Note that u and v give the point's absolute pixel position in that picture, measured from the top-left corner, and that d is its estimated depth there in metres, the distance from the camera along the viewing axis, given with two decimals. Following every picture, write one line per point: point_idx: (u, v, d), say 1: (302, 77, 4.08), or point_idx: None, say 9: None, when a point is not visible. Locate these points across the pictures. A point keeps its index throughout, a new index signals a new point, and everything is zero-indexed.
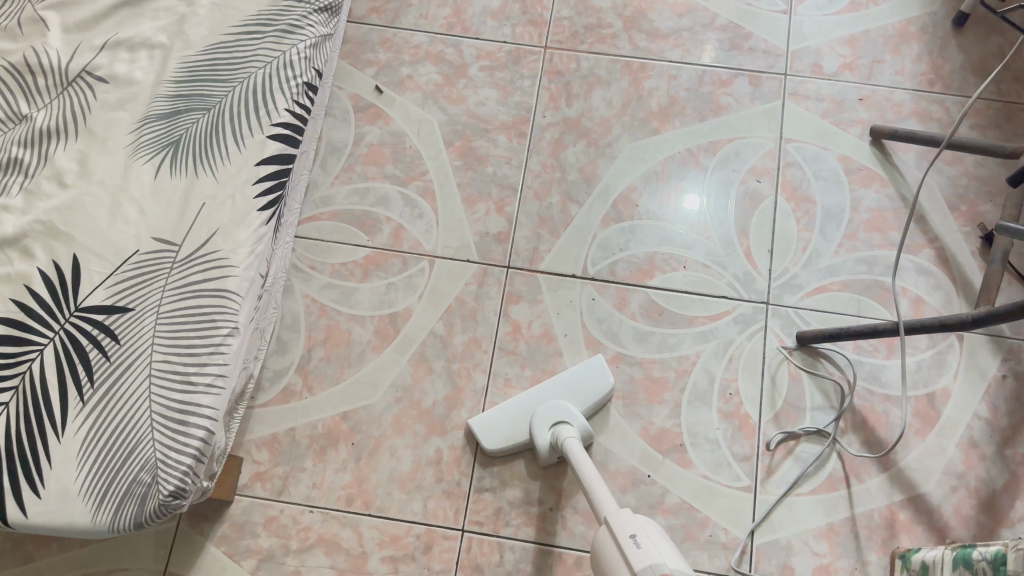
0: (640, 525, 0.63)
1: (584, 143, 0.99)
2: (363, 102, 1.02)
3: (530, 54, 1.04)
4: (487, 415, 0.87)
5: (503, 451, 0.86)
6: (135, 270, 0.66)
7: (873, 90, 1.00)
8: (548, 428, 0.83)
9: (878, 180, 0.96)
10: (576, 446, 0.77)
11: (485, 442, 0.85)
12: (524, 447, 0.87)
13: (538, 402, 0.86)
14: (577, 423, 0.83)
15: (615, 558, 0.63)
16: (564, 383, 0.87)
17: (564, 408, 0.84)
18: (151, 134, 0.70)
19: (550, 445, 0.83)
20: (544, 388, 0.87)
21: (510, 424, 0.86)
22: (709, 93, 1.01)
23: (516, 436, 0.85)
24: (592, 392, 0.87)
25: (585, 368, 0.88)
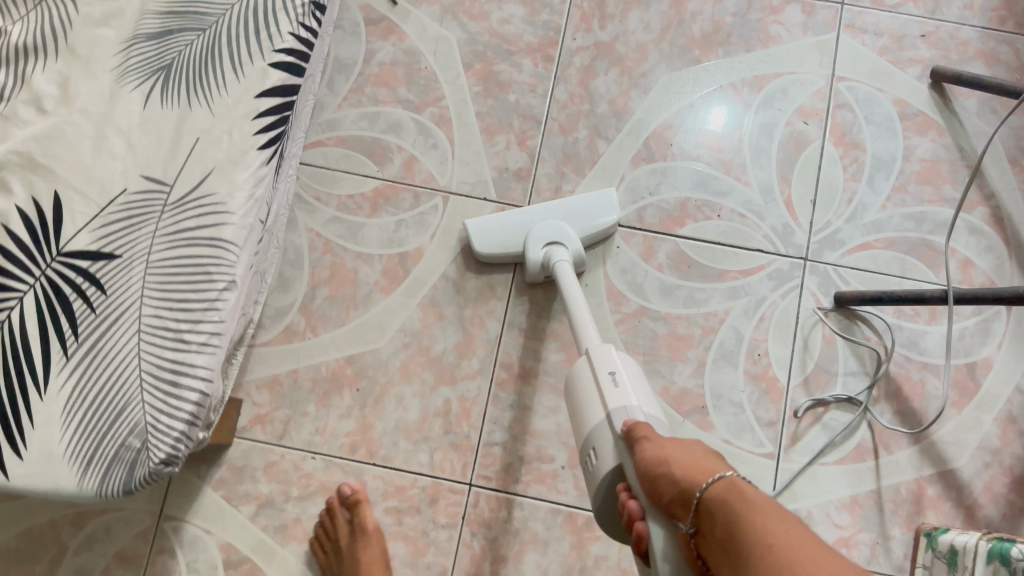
0: (621, 363, 0.64)
1: (616, 72, 0.91)
2: (375, 14, 0.92)
3: None
4: (484, 219, 0.84)
5: (494, 258, 0.85)
6: (121, 213, 0.59)
7: (937, 26, 0.90)
8: (542, 247, 0.81)
9: (934, 128, 0.88)
10: (567, 275, 0.76)
11: (477, 245, 0.84)
12: (515, 259, 0.85)
13: (537, 219, 0.84)
14: (572, 247, 0.82)
15: (588, 390, 0.64)
16: (568, 207, 0.84)
17: (562, 230, 0.82)
18: (139, 56, 0.62)
19: (541, 263, 0.81)
20: (546, 206, 0.84)
21: (504, 233, 0.84)
22: (757, 20, 0.91)
23: (509, 246, 0.83)
24: (596, 221, 0.84)
25: (591, 198, 0.85)
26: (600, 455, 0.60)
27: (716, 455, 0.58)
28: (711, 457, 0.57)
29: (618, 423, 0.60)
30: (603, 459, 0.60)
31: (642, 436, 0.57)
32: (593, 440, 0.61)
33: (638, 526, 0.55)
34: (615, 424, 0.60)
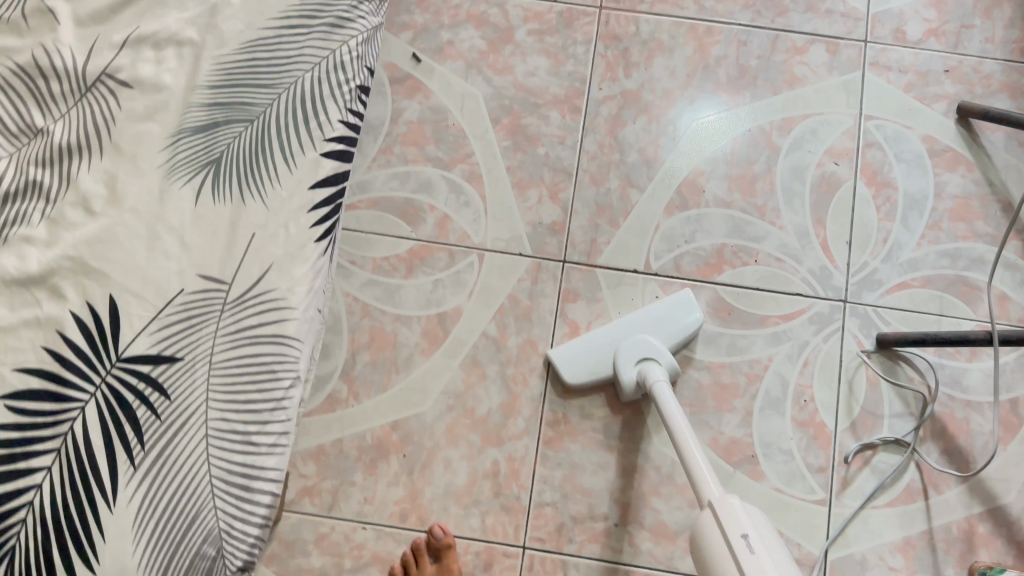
0: (750, 521, 0.55)
1: (644, 120, 0.91)
2: (399, 72, 0.92)
3: (583, 15, 0.93)
4: (568, 347, 0.83)
5: (585, 385, 0.83)
6: (180, 314, 0.58)
7: (960, 60, 0.91)
8: (634, 364, 0.79)
9: (963, 164, 0.89)
10: (663, 386, 0.73)
11: (566, 375, 0.82)
12: (606, 381, 0.83)
13: (623, 337, 0.82)
14: (664, 361, 0.79)
15: (719, 559, 0.55)
16: (650, 318, 0.83)
17: (651, 344, 0.80)
18: (187, 150, 0.61)
19: (635, 381, 0.79)
20: (626, 321, 0.83)
21: (592, 358, 0.82)
22: (781, 62, 0.91)
23: (599, 370, 0.82)
24: (681, 330, 0.83)
25: (670, 301, 0.84)
26: None
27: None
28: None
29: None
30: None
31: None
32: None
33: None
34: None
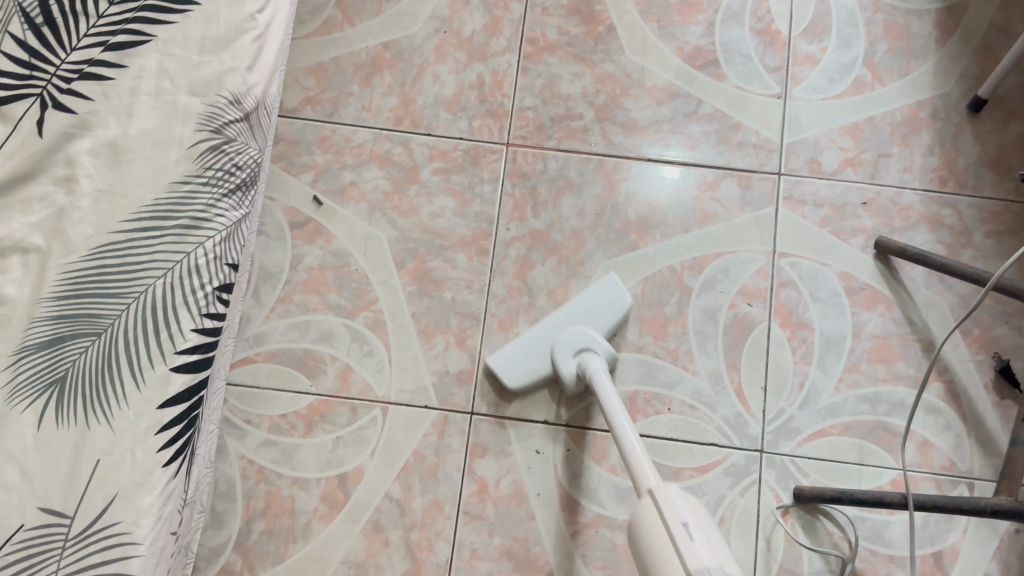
0: (687, 508, 0.53)
1: (554, 261, 0.88)
2: (300, 216, 0.89)
3: (489, 152, 0.91)
4: (503, 355, 0.82)
5: (524, 386, 0.83)
6: (18, 553, 0.53)
7: (878, 191, 0.88)
8: (573, 357, 0.79)
9: (882, 302, 0.86)
10: (603, 378, 0.72)
11: (506, 379, 0.82)
12: (546, 380, 0.83)
13: (557, 331, 0.81)
14: (601, 349, 0.79)
15: (663, 552, 0.52)
16: (582, 308, 0.82)
17: (585, 335, 0.79)
18: (30, 369, 0.56)
19: (577, 375, 0.78)
20: (557, 316, 0.82)
21: (528, 359, 0.81)
22: (692, 198, 0.89)
23: (537, 369, 0.81)
24: (609, 313, 0.82)
25: (598, 287, 0.83)
26: None
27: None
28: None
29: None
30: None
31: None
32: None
33: None
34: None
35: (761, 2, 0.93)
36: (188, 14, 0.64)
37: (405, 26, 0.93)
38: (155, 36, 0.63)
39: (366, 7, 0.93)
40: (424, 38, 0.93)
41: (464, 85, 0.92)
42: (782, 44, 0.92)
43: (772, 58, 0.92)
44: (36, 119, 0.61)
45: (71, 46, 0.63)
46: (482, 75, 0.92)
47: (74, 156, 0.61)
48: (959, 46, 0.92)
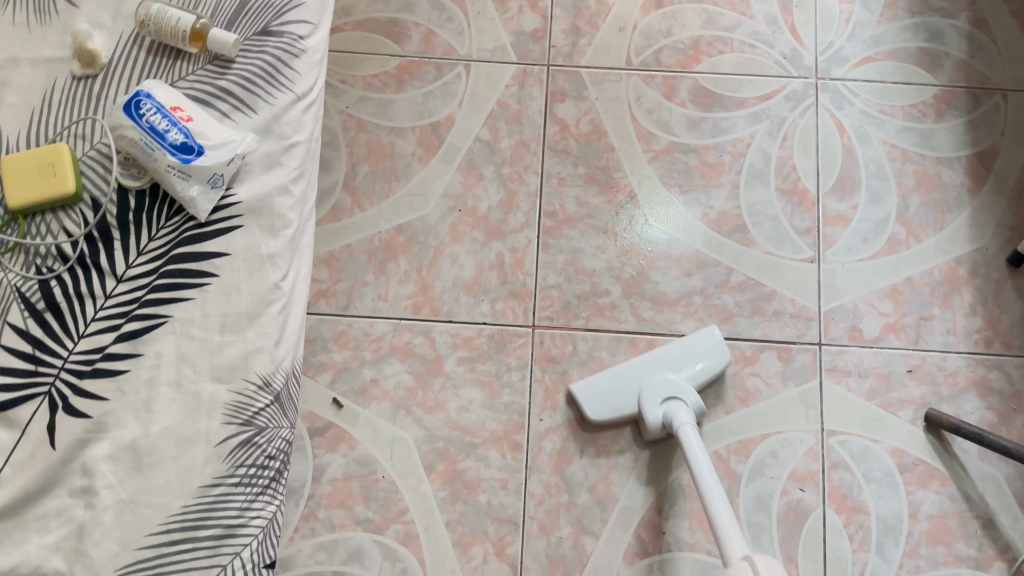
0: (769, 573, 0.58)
1: (593, 452, 0.82)
2: (319, 421, 0.82)
3: (515, 336, 0.86)
4: (590, 382, 0.82)
5: (608, 422, 0.82)
6: None
7: (923, 357, 0.85)
8: (660, 404, 0.79)
9: (936, 478, 0.82)
10: (692, 432, 0.73)
11: (591, 411, 0.81)
12: (631, 420, 0.82)
13: (647, 373, 0.82)
14: (690, 402, 0.79)
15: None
16: (677, 350, 0.82)
17: (675, 385, 0.80)
18: None
19: (661, 423, 0.79)
20: (653, 356, 0.82)
21: (617, 396, 0.81)
22: (731, 374, 0.85)
23: (624, 408, 0.81)
24: (708, 364, 0.82)
25: (701, 335, 0.83)
26: None
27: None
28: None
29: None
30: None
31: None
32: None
33: None
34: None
35: (786, 160, 0.89)
36: (205, 288, 0.58)
37: (418, 207, 0.89)
38: (170, 317, 0.58)
39: (376, 188, 0.89)
40: (438, 218, 0.89)
41: (483, 266, 0.88)
42: (811, 204, 0.88)
43: (801, 220, 0.88)
44: (46, 424, 0.55)
45: (79, 332, 0.57)
46: (501, 254, 0.88)
47: (91, 464, 0.55)
48: (993, 194, 0.89)
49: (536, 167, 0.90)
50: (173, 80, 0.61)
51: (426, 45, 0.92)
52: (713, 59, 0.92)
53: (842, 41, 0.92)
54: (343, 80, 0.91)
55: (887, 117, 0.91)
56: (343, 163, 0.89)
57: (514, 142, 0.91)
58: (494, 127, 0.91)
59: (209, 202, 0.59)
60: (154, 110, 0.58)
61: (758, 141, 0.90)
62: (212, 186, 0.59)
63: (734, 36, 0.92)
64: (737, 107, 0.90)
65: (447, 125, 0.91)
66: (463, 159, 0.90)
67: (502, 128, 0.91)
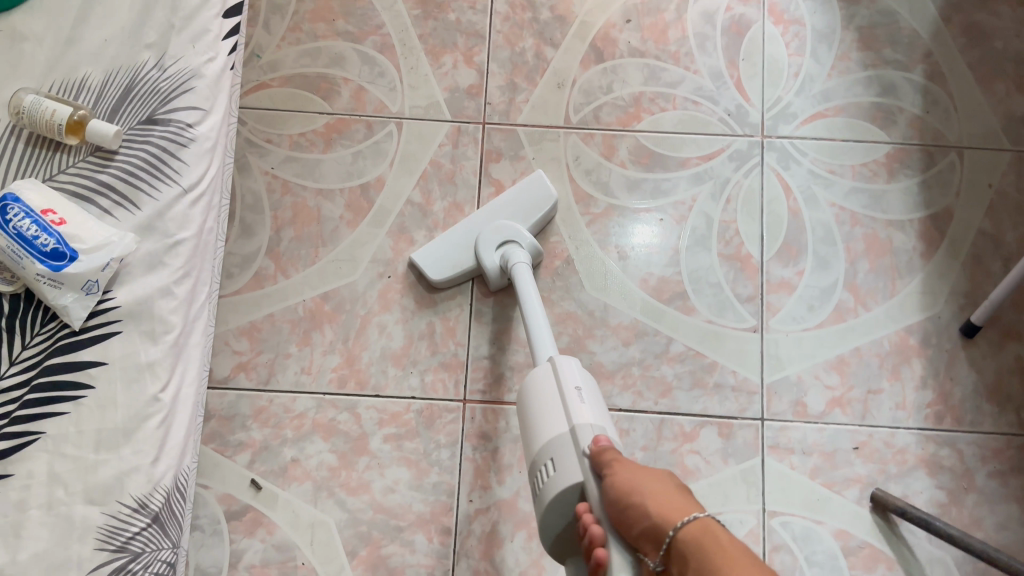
0: (576, 380, 0.63)
1: (523, 535, 0.78)
2: (237, 504, 0.79)
3: (445, 411, 0.82)
4: (429, 247, 0.83)
5: (450, 280, 0.83)
6: None
7: (870, 434, 0.81)
8: (496, 250, 0.80)
9: (883, 561, 0.78)
10: (524, 271, 0.76)
11: (433, 274, 0.82)
12: (470, 274, 0.84)
13: (482, 224, 0.82)
14: (525, 242, 0.81)
15: (550, 406, 0.62)
16: (510, 204, 0.83)
17: (510, 228, 0.81)
18: None
19: (499, 267, 0.80)
20: (485, 211, 0.83)
21: (454, 251, 0.82)
22: (670, 451, 0.80)
23: (463, 261, 0.82)
24: (537, 207, 0.83)
25: (528, 184, 0.84)
26: (559, 469, 0.58)
27: (685, 486, 0.56)
28: (681, 489, 0.55)
29: (583, 438, 0.59)
30: (562, 470, 0.58)
31: (612, 460, 0.55)
32: (552, 451, 0.59)
33: (598, 553, 0.54)
34: (580, 439, 0.59)
35: (729, 224, 0.86)
36: (81, 401, 0.54)
37: (345, 273, 0.85)
38: (42, 433, 0.53)
39: (301, 254, 0.85)
40: (366, 285, 0.85)
41: (413, 335, 0.84)
42: (754, 270, 0.85)
43: (744, 286, 0.84)
44: None
45: None
46: (432, 323, 0.84)
47: None
48: (947, 260, 0.85)
49: None
50: (51, 174, 0.57)
51: (356, 101, 0.88)
52: (655, 117, 0.88)
53: (790, 96, 0.88)
54: (268, 139, 0.87)
55: (836, 177, 0.87)
56: (267, 228, 0.86)
57: (447, 204, 0.87)
58: (426, 189, 0.87)
59: (83, 308, 0.55)
60: (21, 212, 0.54)
61: (700, 203, 0.86)
62: (87, 293, 0.55)
63: (677, 92, 0.89)
64: (679, 168, 0.87)
65: (378, 186, 0.87)
66: (393, 222, 0.86)
67: (434, 189, 0.87)
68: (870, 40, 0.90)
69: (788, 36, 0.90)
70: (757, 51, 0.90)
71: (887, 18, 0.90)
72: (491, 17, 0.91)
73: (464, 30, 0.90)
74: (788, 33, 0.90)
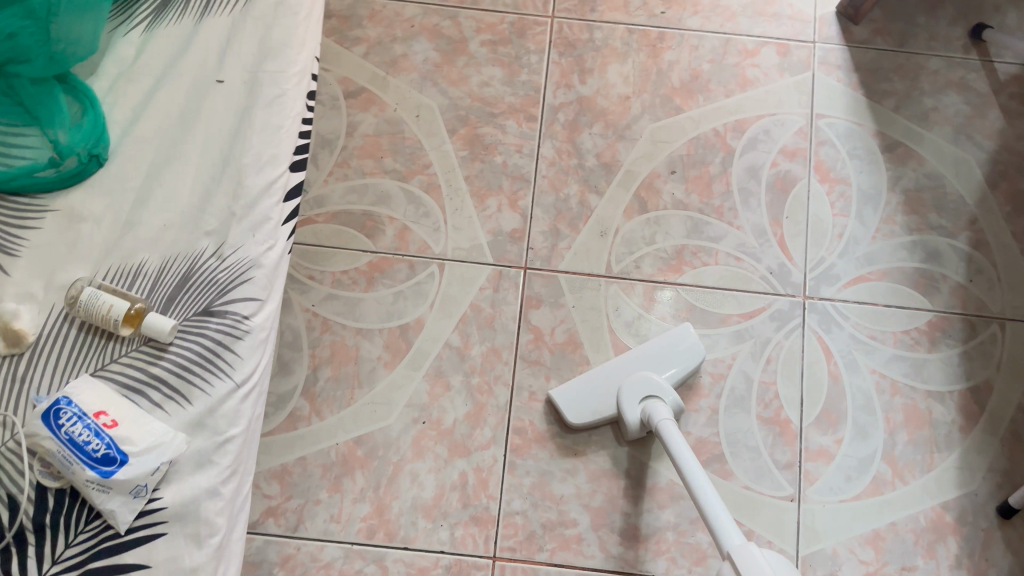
0: (770, 570, 0.57)
1: None
2: None
3: (474, 567, 0.79)
4: (569, 389, 0.82)
5: (589, 426, 0.82)
6: None
7: None
8: (637, 403, 0.78)
9: None
10: (671, 430, 0.72)
11: (569, 415, 0.81)
12: (610, 422, 0.82)
13: (624, 379, 0.81)
14: (670, 400, 0.77)
15: None
16: (655, 357, 0.82)
17: (654, 382, 0.78)
18: None
19: (640, 422, 0.77)
20: (629, 362, 0.82)
21: (596, 400, 0.81)
22: None
23: (603, 411, 0.81)
24: (683, 364, 0.82)
25: (672, 338, 0.83)
26: None
27: None
28: None
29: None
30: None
31: None
32: None
33: None
34: None
35: (769, 385, 0.85)
36: None
37: (380, 417, 0.83)
38: None
39: (337, 394, 0.84)
40: (400, 430, 0.83)
41: (445, 486, 0.81)
42: (793, 435, 0.84)
43: (782, 452, 0.83)
44: None
45: None
46: (465, 473, 0.82)
47: None
48: (985, 435, 0.84)
49: (506, 378, 0.85)
50: (103, 364, 0.57)
51: (399, 241, 0.88)
52: (696, 271, 0.88)
53: (834, 258, 0.88)
54: (310, 276, 0.87)
55: (877, 344, 0.86)
56: (304, 365, 0.84)
57: (485, 349, 0.86)
58: (465, 332, 0.86)
59: (131, 511, 0.54)
60: (74, 418, 0.54)
61: (739, 362, 0.86)
62: (135, 496, 0.54)
63: (719, 247, 0.89)
64: (720, 324, 0.87)
65: (417, 327, 0.86)
66: (430, 365, 0.85)
67: (474, 333, 0.86)
68: (916, 203, 0.90)
69: (834, 194, 0.90)
70: (802, 209, 0.90)
71: (933, 181, 0.90)
72: (539, 161, 0.91)
73: (510, 173, 0.91)
74: (834, 192, 0.90)
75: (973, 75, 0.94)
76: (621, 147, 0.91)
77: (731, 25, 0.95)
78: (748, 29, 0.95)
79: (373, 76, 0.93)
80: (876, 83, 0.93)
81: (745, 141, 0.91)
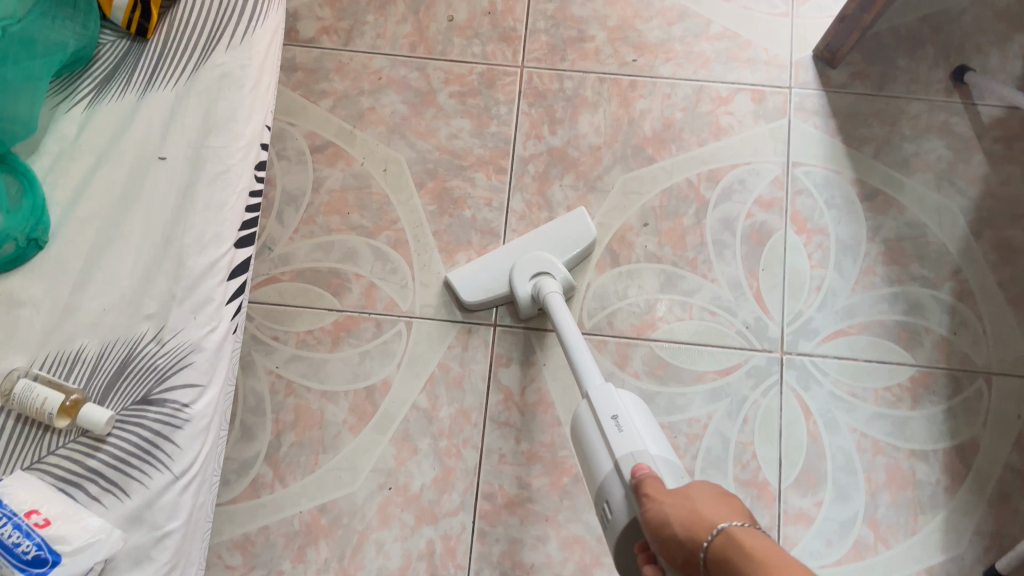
0: (622, 404, 0.65)
1: None
2: None
3: None
4: (465, 270, 0.84)
5: (483, 303, 0.85)
6: None
7: None
8: (529, 280, 0.81)
9: None
10: (558, 300, 0.77)
11: (464, 293, 0.84)
12: (503, 299, 0.85)
13: (520, 254, 0.84)
14: (559, 275, 0.82)
15: (595, 440, 0.65)
16: (549, 237, 0.84)
17: (545, 259, 0.82)
18: None
19: (531, 296, 0.81)
20: (524, 241, 0.84)
21: (490, 278, 0.84)
22: None
23: (498, 285, 0.83)
24: (575, 241, 0.84)
25: (568, 221, 0.85)
26: (615, 509, 0.60)
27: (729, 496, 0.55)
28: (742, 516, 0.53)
29: (626, 470, 0.61)
30: (618, 512, 0.60)
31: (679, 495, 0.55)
32: (607, 490, 0.62)
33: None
34: (624, 472, 0.61)
35: (746, 445, 0.82)
36: None
37: (345, 483, 0.81)
38: None
39: (301, 460, 0.82)
40: (365, 497, 0.81)
41: (411, 555, 0.79)
42: (771, 498, 0.81)
43: (761, 516, 0.81)
44: None
45: None
46: (432, 541, 0.80)
47: None
48: (972, 495, 0.81)
49: (475, 441, 0.83)
50: (39, 456, 0.56)
51: (366, 298, 0.86)
52: (670, 326, 0.86)
53: (812, 311, 0.86)
54: (274, 336, 0.85)
55: (858, 401, 0.84)
56: (267, 431, 0.83)
57: (453, 411, 0.83)
58: (433, 393, 0.84)
59: None
60: (4, 518, 0.52)
61: (715, 422, 0.83)
62: None
63: (694, 301, 0.86)
64: (695, 381, 0.84)
65: (383, 389, 0.84)
66: (397, 429, 0.83)
67: (442, 394, 0.84)
68: (896, 254, 0.87)
69: (811, 245, 0.87)
70: (779, 261, 0.87)
71: (914, 230, 0.88)
72: (508, 215, 0.89)
73: (479, 227, 0.88)
74: (811, 243, 0.88)
75: (955, 118, 0.91)
76: (591, 198, 0.89)
77: (704, 72, 0.93)
78: (722, 76, 0.93)
79: (339, 130, 0.91)
80: (855, 129, 0.91)
81: (719, 192, 0.89)
